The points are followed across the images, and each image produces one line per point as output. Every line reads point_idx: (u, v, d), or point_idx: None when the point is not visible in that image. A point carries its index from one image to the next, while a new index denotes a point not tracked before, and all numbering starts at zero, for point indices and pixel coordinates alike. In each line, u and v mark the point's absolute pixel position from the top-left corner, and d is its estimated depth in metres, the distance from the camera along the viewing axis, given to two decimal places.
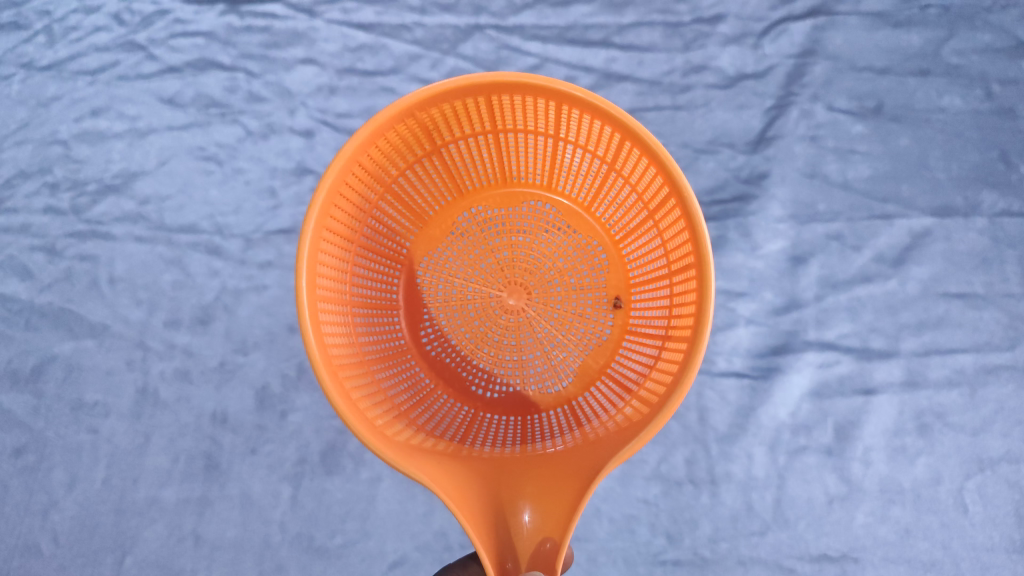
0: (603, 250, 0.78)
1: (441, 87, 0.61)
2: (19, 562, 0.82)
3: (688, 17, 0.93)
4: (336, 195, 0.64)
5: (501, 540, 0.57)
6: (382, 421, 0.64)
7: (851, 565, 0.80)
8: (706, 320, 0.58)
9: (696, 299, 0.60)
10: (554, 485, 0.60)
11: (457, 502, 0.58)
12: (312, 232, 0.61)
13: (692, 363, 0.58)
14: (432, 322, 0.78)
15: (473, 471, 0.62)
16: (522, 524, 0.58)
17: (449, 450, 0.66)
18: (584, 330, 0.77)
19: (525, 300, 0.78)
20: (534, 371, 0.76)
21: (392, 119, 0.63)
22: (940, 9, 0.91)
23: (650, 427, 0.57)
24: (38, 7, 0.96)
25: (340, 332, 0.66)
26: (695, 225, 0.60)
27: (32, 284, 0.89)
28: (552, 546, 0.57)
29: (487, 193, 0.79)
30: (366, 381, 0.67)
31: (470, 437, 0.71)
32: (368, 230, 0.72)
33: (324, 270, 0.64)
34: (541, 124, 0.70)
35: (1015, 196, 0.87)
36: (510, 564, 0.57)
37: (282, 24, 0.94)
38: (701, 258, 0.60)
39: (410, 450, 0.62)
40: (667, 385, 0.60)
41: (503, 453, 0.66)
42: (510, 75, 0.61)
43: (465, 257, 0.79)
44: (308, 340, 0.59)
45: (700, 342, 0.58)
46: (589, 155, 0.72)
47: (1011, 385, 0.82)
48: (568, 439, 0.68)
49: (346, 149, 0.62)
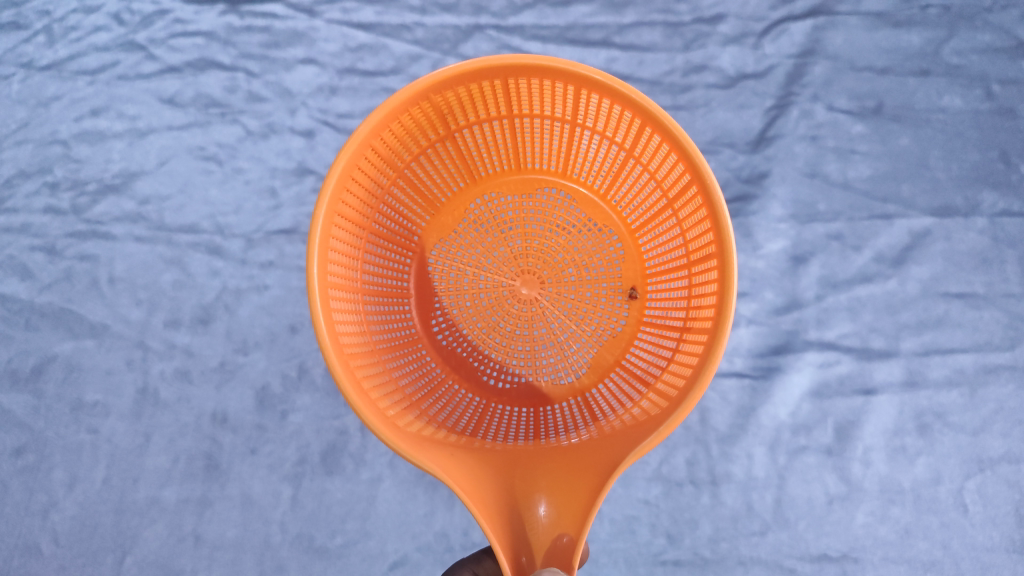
0: (619, 239, 0.78)
1: (457, 69, 0.61)
2: (19, 562, 0.81)
3: (688, 16, 0.93)
4: (348, 179, 0.63)
5: (516, 535, 0.57)
6: (393, 412, 0.64)
7: (852, 565, 0.80)
8: (728, 310, 0.58)
9: (717, 289, 0.60)
10: (570, 479, 0.59)
11: (471, 495, 0.58)
12: (324, 217, 0.61)
13: (714, 356, 0.58)
14: (443, 312, 0.78)
15: (487, 464, 0.62)
16: (538, 517, 0.58)
17: (461, 442, 0.65)
18: (599, 321, 0.77)
19: (539, 290, 0.78)
20: (547, 362, 0.76)
21: (408, 102, 0.63)
22: (940, 9, 0.91)
23: (671, 419, 0.56)
24: (37, 6, 0.95)
25: (351, 320, 0.66)
26: (717, 214, 0.60)
27: (32, 284, 0.89)
28: (569, 540, 0.56)
29: (501, 179, 0.79)
30: (378, 370, 0.67)
31: (483, 427, 0.71)
32: (380, 216, 0.72)
33: (336, 256, 0.64)
34: (558, 109, 0.70)
35: (1015, 196, 0.87)
36: (525, 558, 0.56)
37: (282, 24, 0.94)
38: (724, 246, 0.59)
39: (423, 442, 0.61)
40: (688, 376, 0.60)
41: (517, 446, 0.66)
42: (528, 58, 0.61)
43: (477, 247, 0.79)
44: (319, 327, 0.59)
45: (721, 333, 0.58)
46: (606, 141, 0.72)
47: (1012, 384, 0.82)
48: (584, 432, 0.67)
49: (360, 132, 0.62)
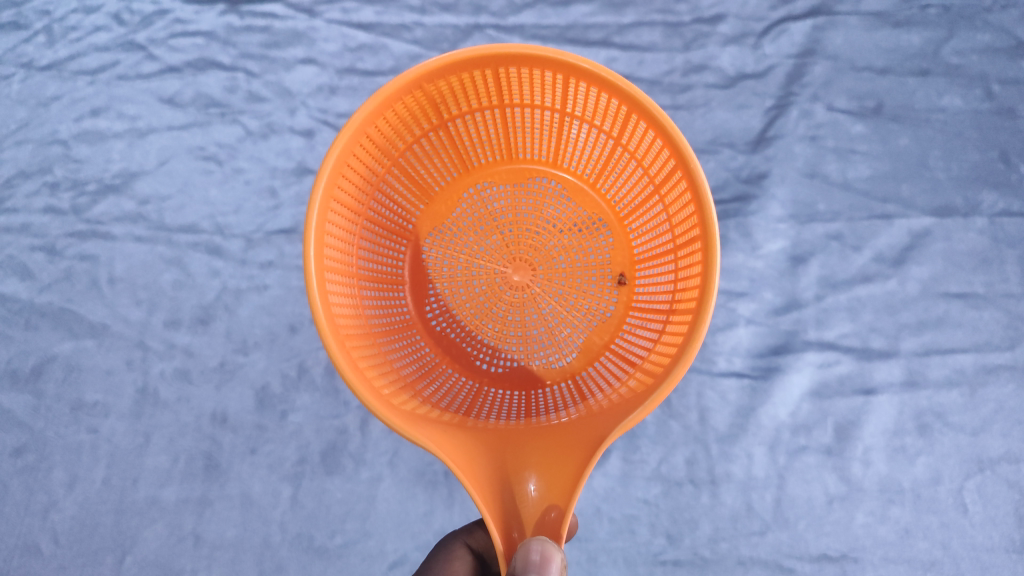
0: (608, 228, 0.78)
1: (450, 57, 0.61)
2: (19, 562, 0.81)
3: (688, 16, 0.93)
4: (344, 165, 0.63)
5: (507, 509, 0.56)
6: (388, 391, 0.64)
7: (851, 565, 0.80)
8: (711, 291, 0.58)
9: (701, 270, 0.60)
10: (559, 454, 0.59)
11: (462, 469, 0.57)
12: (320, 201, 0.61)
13: (697, 333, 0.57)
14: (437, 298, 0.78)
15: (479, 441, 0.61)
16: (528, 492, 0.57)
17: (454, 421, 0.65)
18: (589, 305, 0.77)
19: (531, 277, 0.78)
20: (539, 346, 0.76)
21: (400, 91, 0.63)
22: (940, 9, 0.91)
23: (656, 394, 0.56)
24: (37, 6, 0.95)
25: (348, 304, 0.66)
26: (700, 196, 0.59)
27: (32, 284, 0.89)
28: (557, 514, 0.56)
29: (493, 169, 0.79)
30: (373, 352, 0.67)
31: (476, 408, 0.71)
32: (375, 203, 0.72)
33: (332, 241, 0.64)
34: (548, 98, 0.70)
35: (1015, 195, 0.87)
36: (516, 532, 0.56)
37: (282, 24, 0.94)
38: (707, 230, 0.59)
39: (416, 420, 0.61)
40: (672, 356, 0.60)
41: (509, 424, 0.66)
42: (517, 47, 0.61)
43: (470, 234, 0.79)
44: (315, 307, 0.59)
45: (705, 312, 0.57)
46: (596, 131, 0.72)
47: (1012, 384, 0.82)
48: (572, 411, 0.67)
49: (355, 119, 0.62)
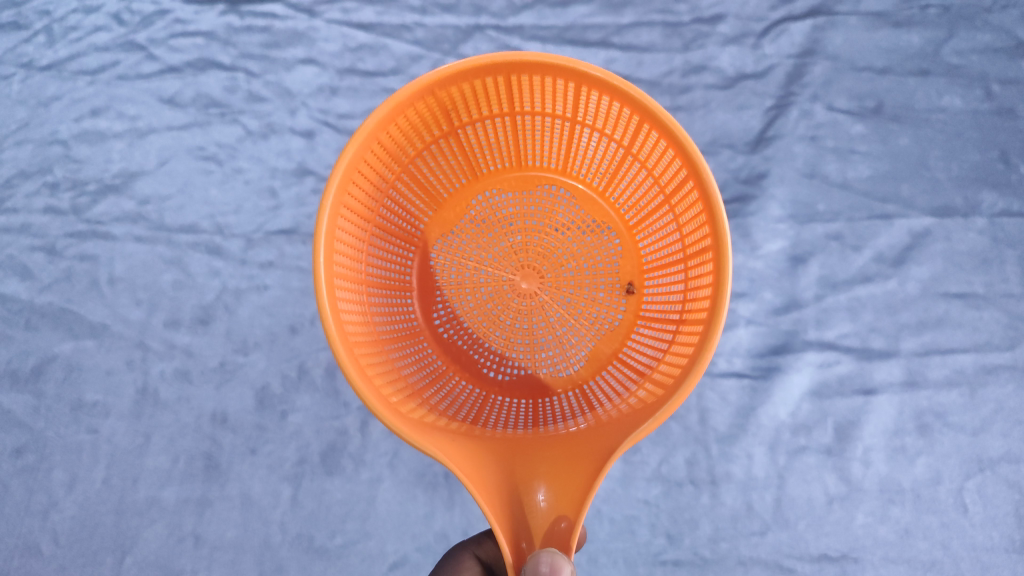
0: (617, 236, 0.78)
1: (462, 64, 0.61)
2: (19, 562, 0.81)
3: (688, 17, 0.93)
4: (354, 172, 0.63)
5: (516, 520, 0.56)
6: (396, 399, 0.64)
7: (851, 565, 0.80)
8: (723, 302, 0.57)
9: (713, 280, 0.60)
10: (569, 465, 0.59)
11: (472, 479, 0.57)
12: (331, 208, 0.61)
13: (709, 342, 0.57)
14: (445, 304, 0.78)
15: (487, 451, 0.61)
16: (537, 503, 0.57)
17: (462, 429, 0.65)
18: (597, 314, 0.77)
19: (538, 284, 0.78)
20: (546, 354, 0.76)
21: (412, 97, 0.63)
22: (940, 9, 0.91)
23: (668, 405, 0.56)
24: (38, 7, 0.96)
25: (356, 310, 0.66)
26: (713, 206, 0.59)
27: (32, 284, 0.89)
28: (567, 525, 0.56)
29: (502, 176, 0.79)
30: (381, 360, 0.67)
31: (483, 417, 0.71)
32: (385, 210, 0.72)
33: (341, 248, 0.64)
34: (558, 107, 0.70)
35: (1015, 196, 0.87)
36: (524, 543, 0.56)
37: (282, 24, 0.94)
38: (719, 240, 0.59)
39: (424, 428, 0.61)
40: (683, 366, 0.60)
41: (517, 434, 0.66)
42: (530, 54, 0.61)
43: (478, 241, 0.79)
44: (325, 315, 0.59)
45: (718, 321, 0.57)
46: (606, 139, 0.72)
47: (1012, 384, 0.82)
48: (581, 420, 0.67)
49: (366, 125, 0.62)
